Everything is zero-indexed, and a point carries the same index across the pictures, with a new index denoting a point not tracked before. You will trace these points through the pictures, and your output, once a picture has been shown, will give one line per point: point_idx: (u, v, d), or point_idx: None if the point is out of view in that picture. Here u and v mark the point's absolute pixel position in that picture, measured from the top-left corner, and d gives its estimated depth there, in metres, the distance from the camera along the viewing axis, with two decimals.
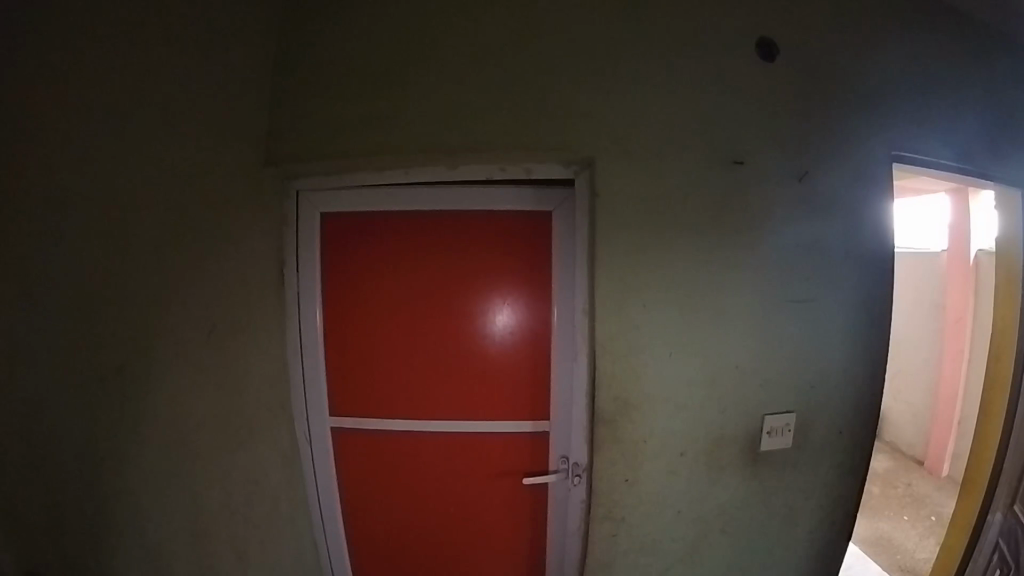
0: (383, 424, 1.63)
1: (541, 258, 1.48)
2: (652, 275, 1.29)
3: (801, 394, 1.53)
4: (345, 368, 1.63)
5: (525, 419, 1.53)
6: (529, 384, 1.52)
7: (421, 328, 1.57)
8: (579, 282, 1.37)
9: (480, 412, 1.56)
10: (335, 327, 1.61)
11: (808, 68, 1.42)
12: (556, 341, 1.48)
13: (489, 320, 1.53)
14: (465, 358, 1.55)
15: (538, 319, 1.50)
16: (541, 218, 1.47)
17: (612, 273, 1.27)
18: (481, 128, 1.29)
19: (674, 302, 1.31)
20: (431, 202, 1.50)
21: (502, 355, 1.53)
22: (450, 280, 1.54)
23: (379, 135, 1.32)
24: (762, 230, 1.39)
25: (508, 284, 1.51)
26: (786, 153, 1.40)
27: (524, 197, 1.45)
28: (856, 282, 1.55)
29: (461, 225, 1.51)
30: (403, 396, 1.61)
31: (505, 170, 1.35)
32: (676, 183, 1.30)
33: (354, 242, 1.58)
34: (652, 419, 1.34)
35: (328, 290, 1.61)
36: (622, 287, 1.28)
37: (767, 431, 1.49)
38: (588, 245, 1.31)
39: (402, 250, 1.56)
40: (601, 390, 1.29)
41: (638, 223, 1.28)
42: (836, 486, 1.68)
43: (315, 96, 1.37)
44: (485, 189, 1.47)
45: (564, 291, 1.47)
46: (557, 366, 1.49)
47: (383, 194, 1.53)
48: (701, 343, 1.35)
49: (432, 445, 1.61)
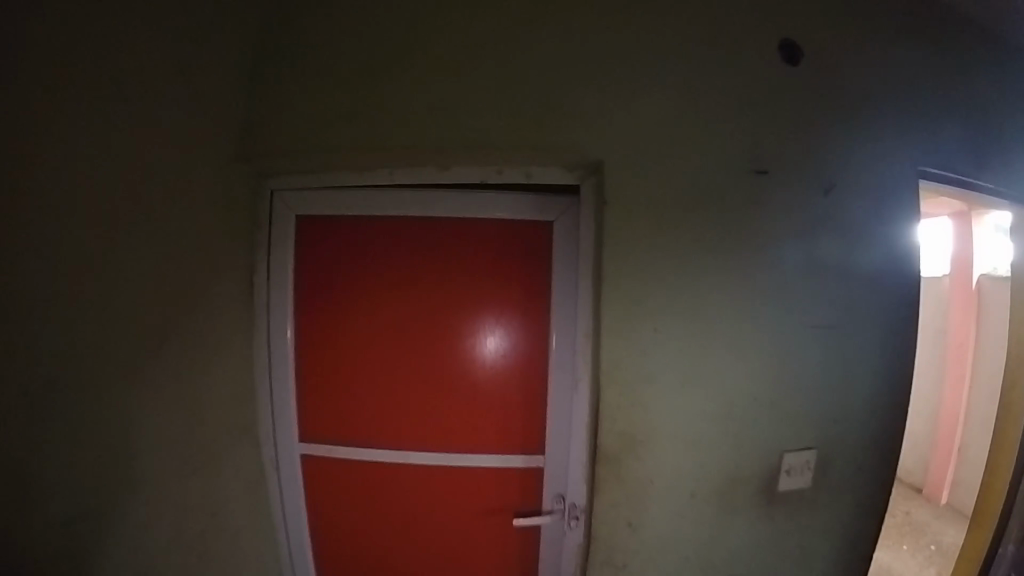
0: (358, 450, 1.46)
1: (538, 275, 1.34)
2: (662, 296, 1.15)
3: (820, 428, 1.40)
4: (316, 389, 1.46)
5: (517, 450, 1.37)
6: (522, 415, 1.37)
7: (402, 348, 1.41)
8: (581, 304, 1.21)
9: (467, 443, 1.40)
10: (309, 341, 1.44)
11: (833, 75, 1.32)
12: (553, 370, 1.33)
13: (478, 342, 1.38)
14: (450, 384, 1.39)
15: (532, 344, 1.35)
16: (538, 229, 1.30)
17: (619, 294, 1.13)
18: (477, 125, 1.15)
19: (688, 326, 1.18)
20: (416, 208, 1.36)
21: (492, 382, 1.38)
22: (435, 295, 1.39)
23: (362, 130, 1.18)
24: (784, 247, 1.26)
25: (505, 301, 1.36)
26: (810, 164, 1.29)
27: (521, 204, 1.27)
28: (881, 307, 1.43)
29: (447, 234, 1.36)
30: (383, 420, 1.44)
31: (501, 173, 1.19)
32: (692, 194, 1.17)
33: (333, 247, 1.42)
34: (661, 456, 1.20)
35: (301, 300, 1.44)
36: (628, 310, 1.14)
37: (786, 471, 1.37)
38: (592, 260, 1.17)
39: (381, 260, 1.41)
40: (603, 424, 1.14)
41: (650, 237, 1.14)
42: (853, 527, 1.55)
43: (292, 85, 1.22)
44: (476, 195, 1.32)
45: (563, 314, 1.32)
46: (553, 397, 1.33)
47: (363, 198, 1.38)
48: (714, 372, 1.21)
49: (412, 475, 1.44)
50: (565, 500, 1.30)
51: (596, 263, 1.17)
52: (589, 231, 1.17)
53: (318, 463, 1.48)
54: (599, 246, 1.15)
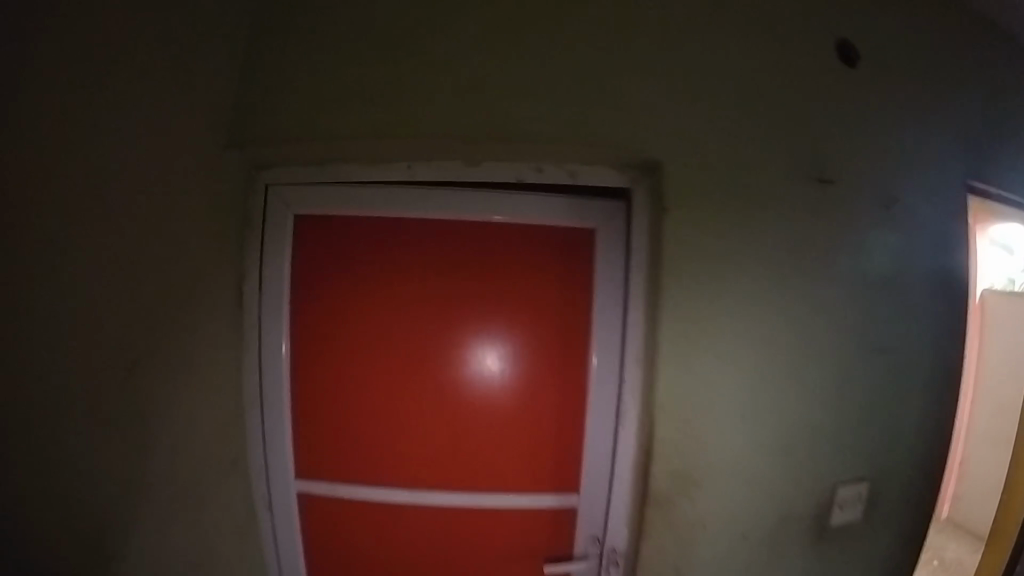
0: (353, 492, 1.19)
1: (578, 290, 1.12)
2: (721, 314, 1.02)
3: (872, 457, 1.29)
4: (310, 424, 1.20)
5: (549, 492, 1.14)
6: (556, 457, 1.14)
7: (411, 375, 1.15)
8: (630, 325, 1.08)
9: (488, 490, 1.16)
10: (298, 357, 1.18)
11: (892, 75, 1.22)
12: (592, 402, 1.10)
13: (505, 369, 1.13)
14: (469, 420, 1.14)
15: (569, 373, 1.12)
16: (580, 236, 1.12)
17: (679, 315, 1.00)
18: (521, 113, 0.98)
19: (749, 349, 1.05)
20: (438, 205, 1.13)
21: (519, 420, 1.14)
22: (455, 311, 1.14)
23: (383, 116, 0.99)
24: (843, 260, 1.15)
25: (538, 313, 1.12)
26: (867, 171, 1.19)
27: (560, 208, 1.11)
28: (934, 326, 1.33)
29: (473, 237, 1.13)
30: (385, 456, 1.17)
31: (542, 172, 1.06)
32: (754, 198, 1.04)
33: (331, 245, 1.18)
34: (715, 495, 1.06)
35: (290, 308, 1.19)
36: (688, 331, 1.00)
37: (839, 505, 1.25)
38: (646, 274, 1.06)
39: (390, 267, 1.16)
40: (655, 463, 0.99)
41: (709, 248, 1.01)
42: (895, 556, 1.45)
43: (297, 57, 1.02)
44: (512, 194, 1.12)
45: (607, 336, 1.10)
46: (591, 434, 1.11)
47: (372, 191, 1.15)
48: (773, 399, 1.09)
49: (420, 522, 1.19)
50: (604, 544, 1.13)
51: (652, 279, 1.04)
52: (633, 242, 1.08)
53: (310, 509, 1.23)
54: (649, 260, 1.05)
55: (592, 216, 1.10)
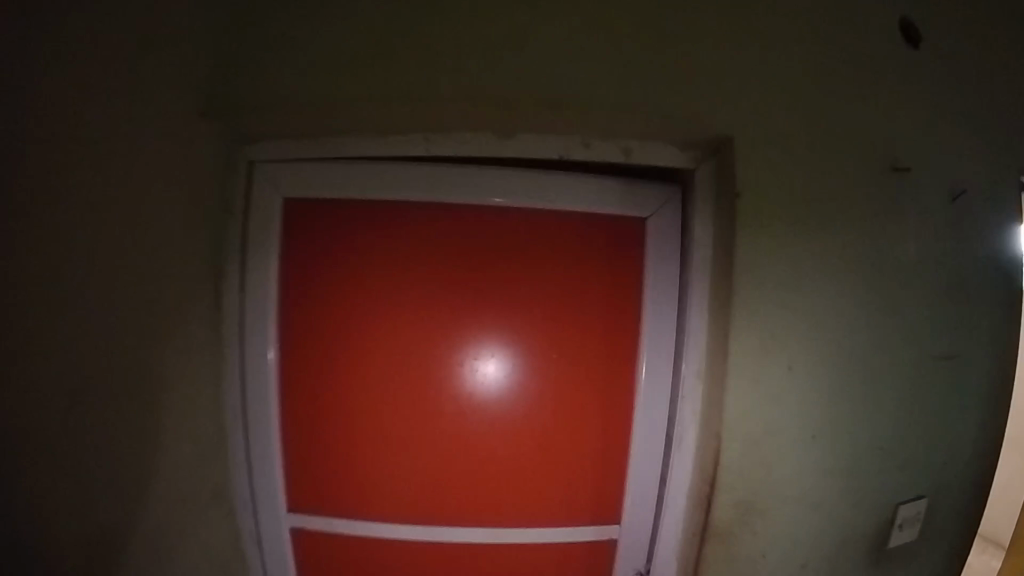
0: (358, 525, 1.02)
1: (624, 287, 0.96)
2: (795, 321, 0.88)
3: (932, 473, 1.17)
4: (306, 446, 1.01)
5: (588, 524, 0.99)
6: (597, 483, 0.97)
7: (425, 390, 0.96)
8: (687, 328, 0.92)
9: (516, 522, 0.99)
10: (292, 371, 0.99)
11: (967, 51, 1.09)
12: (640, 418, 0.95)
13: (538, 382, 0.95)
14: (494, 442, 0.96)
15: (614, 385, 0.96)
16: (629, 225, 0.95)
17: (752, 318, 0.85)
18: (568, 73, 0.81)
19: (822, 360, 0.92)
20: (460, 187, 0.94)
21: (557, 445, 0.97)
22: (478, 312, 0.96)
23: (398, 75, 0.80)
24: (902, 256, 1.06)
25: (581, 319, 0.95)
26: (938, 157, 1.07)
27: (608, 193, 0.94)
28: (1004, 330, 1.21)
29: (502, 225, 0.95)
30: (396, 486, 1.00)
31: (590, 148, 0.89)
32: (823, 183, 0.92)
33: (332, 237, 0.98)
34: (781, 525, 0.93)
35: (283, 311, 0.99)
36: (763, 341, 0.86)
37: (899, 525, 1.12)
38: (710, 268, 0.91)
39: (401, 260, 0.97)
40: (719, 492, 0.85)
41: (782, 239, 0.87)
42: (944, 572, 1.36)
43: (292, 2, 0.83)
44: (549, 174, 0.94)
45: (658, 340, 0.95)
46: (637, 454, 0.96)
47: (381, 169, 0.96)
48: (845, 411, 0.96)
49: (435, 559, 1.03)
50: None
51: (718, 275, 0.89)
52: (690, 233, 0.93)
53: (307, 541, 1.06)
54: (720, 251, 0.89)
55: (644, 202, 0.95)
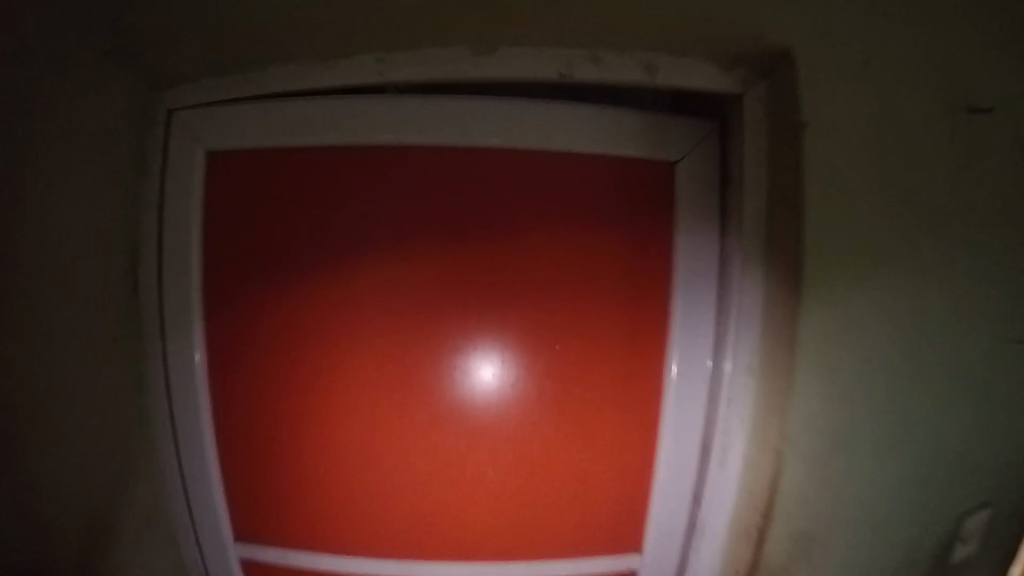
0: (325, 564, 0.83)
1: (650, 263, 0.76)
2: (878, 309, 0.68)
3: (1004, 476, 0.99)
4: (258, 466, 0.82)
5: (605, 554, 0.81)
6: (617, 506, 0.79)
7: (402, 399, 0.77)
8: (726, 316, 0.75)
9: (520, 555, 0.81)
10: (235, 380, 0.80)
11: None
12: (669, 424, 0.77)
13: (545, 386, 0.76)
14: (490, 461, 0.78)
15: (637, 386, 0.77)
16: (655, 178, 0.75)
17: (814, 322, 0.66)
18: None
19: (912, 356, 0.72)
20: (441, 130, 0.73)
21: (575, 468, 0.78)
22: (467, 299, 0.75)
23: None
24: None
25: (602, 311, 0.76)
26: None
27: (629, 129, 0.74)
28: None
29: (495, 184, 0.74)
30: (374, 521, 0.81)
31: (602, 62, 0.67)
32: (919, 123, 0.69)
33: (277, 213, 0.77)
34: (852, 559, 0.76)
35: (220, 309, 0.79)
36: (837, 340, 0.67)
37: (962, 539, 0.95)
38: (761, 240, 0.71)
39: (366, 234, 0.75)
40: (773, 522, 0.70)
41: (862, 206, 0.66)
42: None
43: None
44: (555, 108, 0.73)
45: (692, 328, 0.76)
46: (665, 467, 0.78)
47: (338, 107, 0.74)
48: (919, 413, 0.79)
49: None
50: None
51: (776, 258, 0.69)
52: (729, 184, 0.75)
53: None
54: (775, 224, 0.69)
55: (672, 144, 0.75)
